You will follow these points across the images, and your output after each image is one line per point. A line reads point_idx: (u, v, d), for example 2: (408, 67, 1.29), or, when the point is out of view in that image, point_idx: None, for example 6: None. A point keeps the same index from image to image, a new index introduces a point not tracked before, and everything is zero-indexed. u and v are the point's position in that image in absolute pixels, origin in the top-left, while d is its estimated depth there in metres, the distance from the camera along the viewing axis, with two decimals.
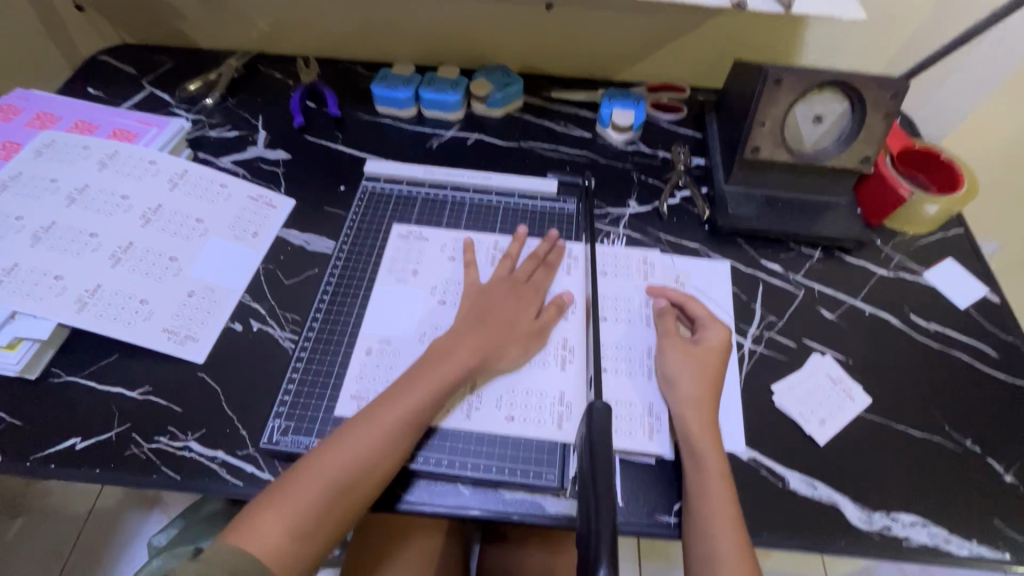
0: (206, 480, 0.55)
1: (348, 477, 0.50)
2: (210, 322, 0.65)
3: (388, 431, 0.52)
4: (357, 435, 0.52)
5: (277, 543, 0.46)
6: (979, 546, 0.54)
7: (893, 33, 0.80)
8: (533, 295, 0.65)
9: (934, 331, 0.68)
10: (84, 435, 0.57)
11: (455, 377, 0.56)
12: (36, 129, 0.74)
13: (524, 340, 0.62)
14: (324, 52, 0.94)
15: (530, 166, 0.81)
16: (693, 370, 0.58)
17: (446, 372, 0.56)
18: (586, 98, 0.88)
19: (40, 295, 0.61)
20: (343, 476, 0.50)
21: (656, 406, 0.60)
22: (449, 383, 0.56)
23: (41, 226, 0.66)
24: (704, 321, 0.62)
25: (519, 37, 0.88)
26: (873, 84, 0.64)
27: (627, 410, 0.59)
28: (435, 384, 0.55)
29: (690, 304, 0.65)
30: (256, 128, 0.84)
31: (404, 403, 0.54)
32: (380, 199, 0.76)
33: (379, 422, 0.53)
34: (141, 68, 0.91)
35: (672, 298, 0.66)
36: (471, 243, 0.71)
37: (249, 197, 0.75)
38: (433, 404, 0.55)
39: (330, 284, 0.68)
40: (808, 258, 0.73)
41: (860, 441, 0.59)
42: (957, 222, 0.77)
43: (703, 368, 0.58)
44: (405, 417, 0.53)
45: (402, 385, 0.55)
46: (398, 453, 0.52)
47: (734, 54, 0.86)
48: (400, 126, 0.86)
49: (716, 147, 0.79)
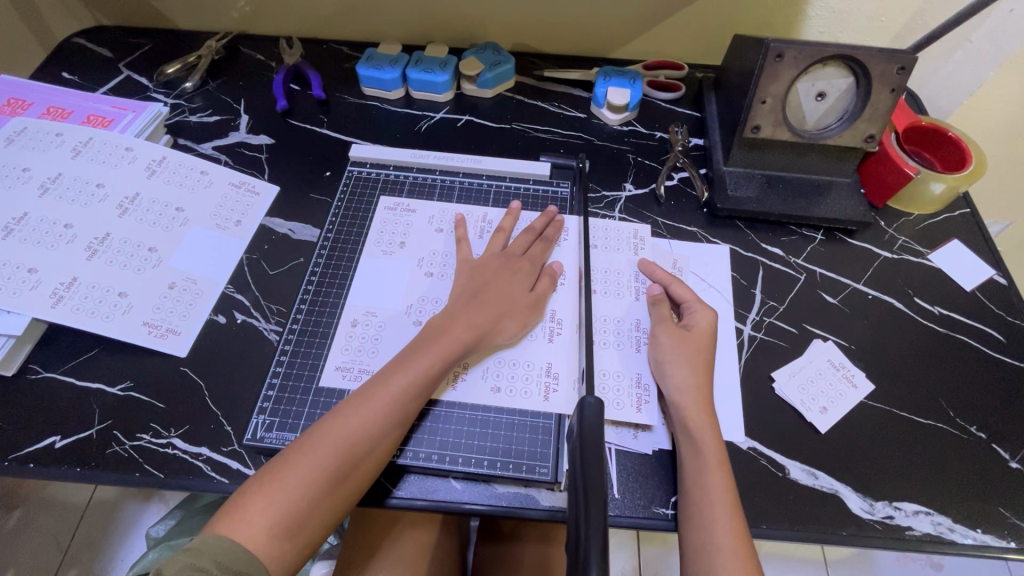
0: (189, 477, 0.54)
1: (339, 464, 0.48)
2: (192, 314, 0.62)
3: (381, 415, 0.50)
4: (348, 419, 0.50)
5: (267, 533, 0.45)
6: (985, 535, 0.52)
7: (899, 6, 0.77)
8: (528, 265, 0.63)
9: (939, 314, 0.66)
10: (63, 433, 0.56)
11: (451, 357, 0.55)
12: (7, 115, 0.71)
13: (522, 316, 0.60)
14: (309, 32, 0.90)
15: (521, 149, 0.78)
16: (686, 355, 0.56)
17: (442, 352, 0.54)
18: (580, 77, 0.85)
19: (14, 289, 0.59)
20: (335, 463, 0.48)
21: (644, 376, 0.59)
22: (445, 364, 0.54)
23: (14, 217, 0.64)
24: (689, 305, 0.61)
25: (511, 15, 0.84)
26: (880, 57, 0.61)
27: (615, 387, 0.58)
28: (431, 365, 0.54)
29: (676, 287, 0.63)
30: (238, 113, 0.81)
31: (397, 385, 0.52)
32: (366, 183, 0.74)
33: (370, 406, 0.51)
34: (118, 51, 0.88)
35: (660, 280, 0.64)
36: (461, 217, 0.69)
37: (231, 184, 0.72)
38: (429, 386, 0.53)
39: (316, 271, 0.66)
40: (810, 241, 0.71)
41: (862, 428, 0.58)
42: (963, 202, 0.75)
43: (696, 353, 0.57)
44: (397, 400, 0.51)
45: (395, 368, 0.53)
46: (393, 437, 0.51)
47: (735, 28, 0.83)
48: (388, 108, 0.83)
49: (715, 126, 0.77)
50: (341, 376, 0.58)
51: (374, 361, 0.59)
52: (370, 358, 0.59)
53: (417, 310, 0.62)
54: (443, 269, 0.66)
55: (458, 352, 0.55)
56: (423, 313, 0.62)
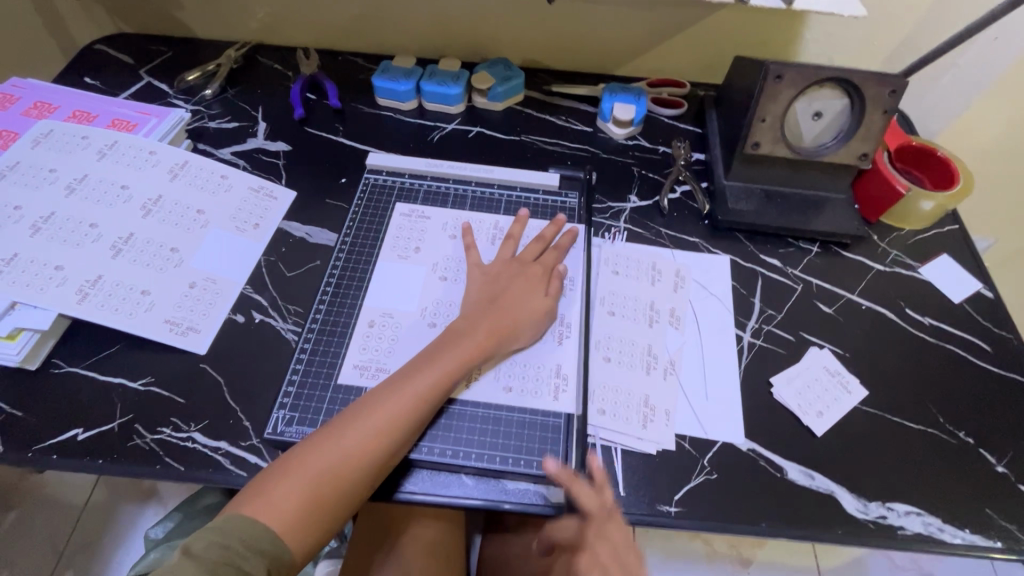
0: (208, 471, 0.55)
1: (361, 454, 0.50)
2: (212, 313, 0.65)
3: (404, 410, 0.53)
4: (373, 411, 0.52)
5: (291, 514, 0.47)
6: (973, 535, 0.55)
7: (891, 32, 0.81)
8: (539, 269, 0.66)
9: (930, 325, 0.69)
10: (86, 426, 0.57)
11: (470, 358, 0.57)
12: (33, 118, 0.74)
13: (533, 319, 0.62)
14: (325, 43, 0.93)
15: (531, 160, 0.81)
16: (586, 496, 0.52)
17: (462, 353, 0.57)
18: (587, 92, 0.89)
19: (41, 285, 0.61)
20: (358, 453, 0.50)
21: (652, 398, 0.61)
22: (464, 363, 0.56)
23: (40, 216, 0.66)
24: (602, 516, 0.52)
25: (521, 32, 0.88)
26: (874, 80, 0.65)
27: (625, 404, 0.60)
28: (450, 365, 0.56)
29: (577, 496, 0.52)
30: (256, 120, 0.84)
31: (419, 382, 0.54)
32: (382, 191, 0.76)
33: (394, 401, 0.53)
34: (139, 58, 0.90)
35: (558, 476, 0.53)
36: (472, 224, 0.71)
37: (250, 187, 0.75)
38: (447, 384, 0.55)
39: (334, 273, 0.68)
40: (807, 253, 0.74)
41: (855, 432, 0.61)
42: (952, 218, 0.79)
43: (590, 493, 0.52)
44: (419, 396, 0.54)
45: (419, 365, 0.56)
46: (413, 431, 0.53)
47: (734, 50, 0.87)
48: (401, 118, 0.86)
49: (716, 142, 0.80)
50: (359, 374, 0.61)
51: (391, 361, 0.61)
52: (387, 357, 0.62)
53: (431, 313, 0.65)
54: (457, 273, 0.68)
55: (476, 354, 0.57)
56: (438, 315, 0.64)
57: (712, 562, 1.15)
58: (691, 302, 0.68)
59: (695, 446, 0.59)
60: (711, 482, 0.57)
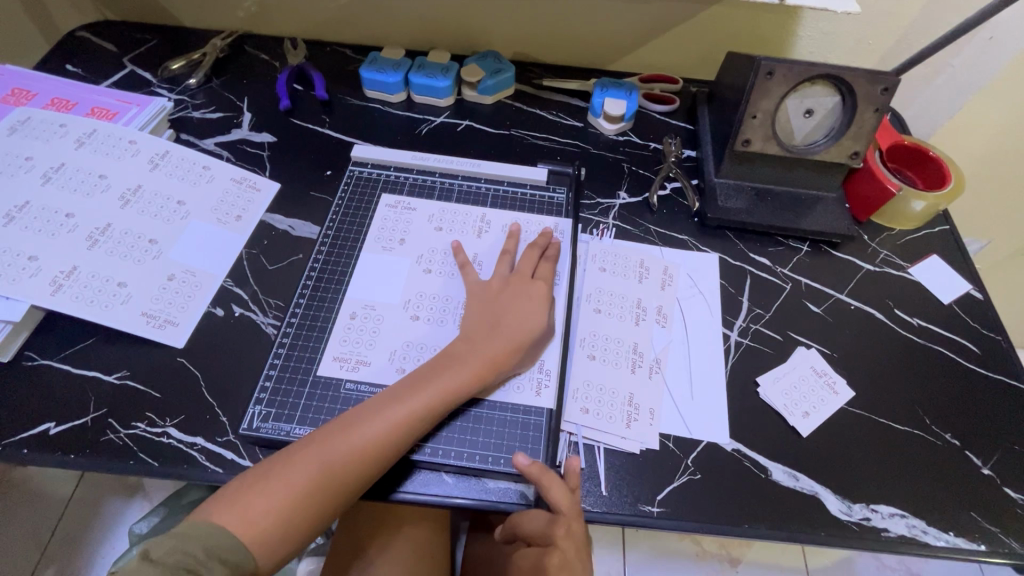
0: (184, 466, 0.54)
1: (341, 477, 0.49)
2: (190, 306, 0.63)
3: (392, 434, 0.51)
4: (358, 435, 0.50)
5: (262, 530, 0.46)
6: (956, 538, 0.54)
7: (886, 29, 0.80)
8: (543, 287, 0.62)
9: (918, 326, 0.68)
10: (59, 419, 0.56)
11: (469, 381, 0.55)
12: (11, 105, 0.72)
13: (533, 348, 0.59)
14: (313, 33, 0.92)
15: (520, 155, 0.80)
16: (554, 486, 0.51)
17: (460, 377, 0.54)
18: (578, 87, 0.88)
19: (13, 276, 0.60)
20: (337, 475, 0.49)
21: (637, 396, 0.60)
22: (460, 392, 0.54)
23: (15, 206, 0.64)
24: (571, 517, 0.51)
25: (512, 24, 0.86)
26: (865, 78, 0.64)
27: (609, 400, 0.59)
28: (445, 393, 0.53)
29: (550, 491, 0.50)
30: (241, 110, 0.82)
31: (411, 408, 0.52)
32: (367, 183, 0.75)
33: (382, 425, 0.51)
34: (123, 46, 0.89)
35: (530, 472, 0.51)
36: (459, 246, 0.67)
37: (232, 179, 0.73)
38: (439, 412, 0.53)
39: (316, 266, 0.67)
40: (797, 252, 0.73)
41: (841, 433, 0.60)
42: (943, 218, 0.78)
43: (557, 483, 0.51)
44: (410, 423, 0.52)
45: (413, 388, 0.53)
46: (402, 449, 0.51)
47: (727, 46, 0.86)
48: (389, 110, 0.84)
49: (706, 140, 0.79)
50: (339, 366, 0.60)
51: (372, 353, 0.60)
52: (367, 349, 0.61)
53: (415, 305, 0.64)
54: (442, 266, 0.67)
55: (480, 375, 0.55)
56: (421, 309, 0.64)
57: (701, 562, 1.15)
58: (679, 300, 0.68)
59: (679, 445, 0.58)
60: (694, 482, 0.56)
